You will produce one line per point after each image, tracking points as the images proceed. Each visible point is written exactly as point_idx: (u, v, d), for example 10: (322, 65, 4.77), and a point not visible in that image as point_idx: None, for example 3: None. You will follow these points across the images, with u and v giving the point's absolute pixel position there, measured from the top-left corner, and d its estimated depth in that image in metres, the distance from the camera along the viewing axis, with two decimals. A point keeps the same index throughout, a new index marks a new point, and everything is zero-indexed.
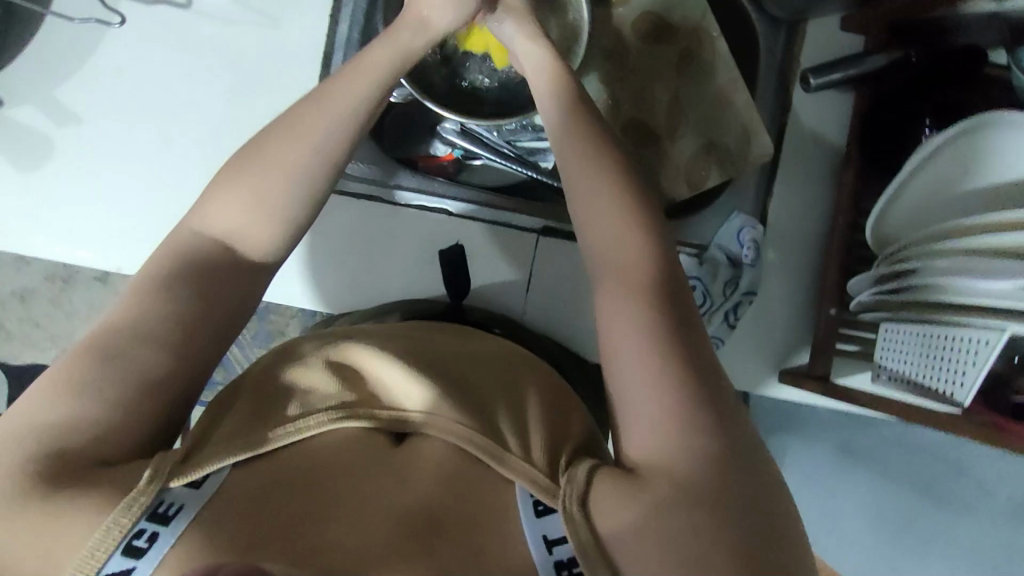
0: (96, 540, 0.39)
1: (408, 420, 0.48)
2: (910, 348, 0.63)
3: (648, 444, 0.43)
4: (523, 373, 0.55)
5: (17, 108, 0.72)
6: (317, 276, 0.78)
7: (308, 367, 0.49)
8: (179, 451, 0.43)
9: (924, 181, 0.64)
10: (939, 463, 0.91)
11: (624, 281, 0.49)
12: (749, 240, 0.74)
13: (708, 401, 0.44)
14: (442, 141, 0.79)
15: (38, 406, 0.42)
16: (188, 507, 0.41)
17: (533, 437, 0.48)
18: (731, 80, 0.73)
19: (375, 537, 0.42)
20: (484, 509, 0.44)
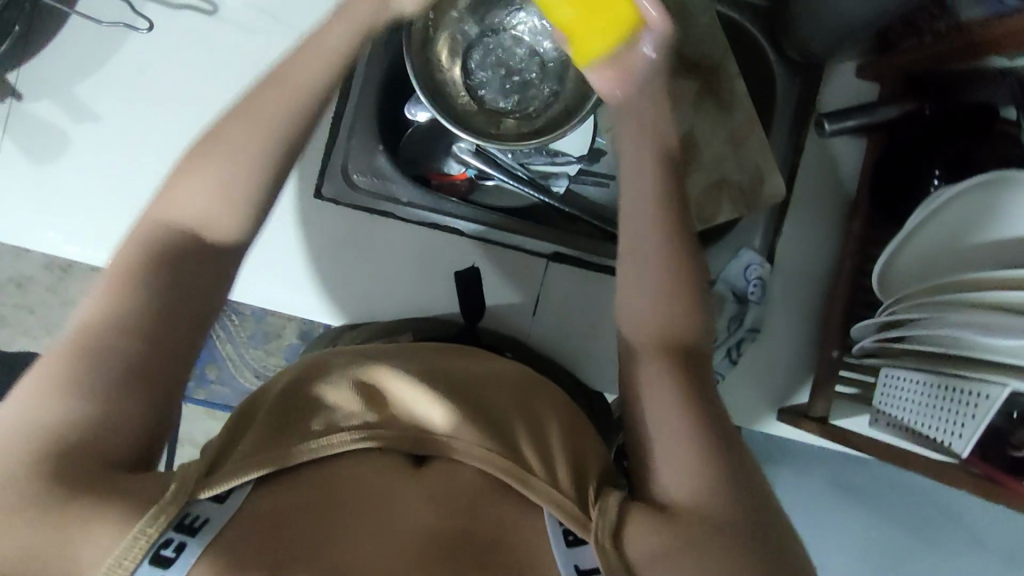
0: (124, 547, 0.40)
1: (435, 441, 0.49)
2: (910, 396, 0.64)
3: (676, 485, 0.45)
4: (540, 398, 0.56)
5: (36, 102, 0.72)
6: (328, 287, 0.79)
7: (336, 387, 0.50)
8: (200, 466, 0.44)
9: (932, 233, 0.65)
10: (930, 506, 0.93)
11: (653, 321, 0.49)
12: (756, 277, 0.75)
13: (727, 438, 0.47)
14: (455, 160, 0.80)
15: (36, 407, 0.41)
16: (213, 520, 0.42)
17: (557, 460, 0.49)
18: (747, 120, 0.74)
19: (402, 554, 0.42)
20: (509, 533, 0.45)
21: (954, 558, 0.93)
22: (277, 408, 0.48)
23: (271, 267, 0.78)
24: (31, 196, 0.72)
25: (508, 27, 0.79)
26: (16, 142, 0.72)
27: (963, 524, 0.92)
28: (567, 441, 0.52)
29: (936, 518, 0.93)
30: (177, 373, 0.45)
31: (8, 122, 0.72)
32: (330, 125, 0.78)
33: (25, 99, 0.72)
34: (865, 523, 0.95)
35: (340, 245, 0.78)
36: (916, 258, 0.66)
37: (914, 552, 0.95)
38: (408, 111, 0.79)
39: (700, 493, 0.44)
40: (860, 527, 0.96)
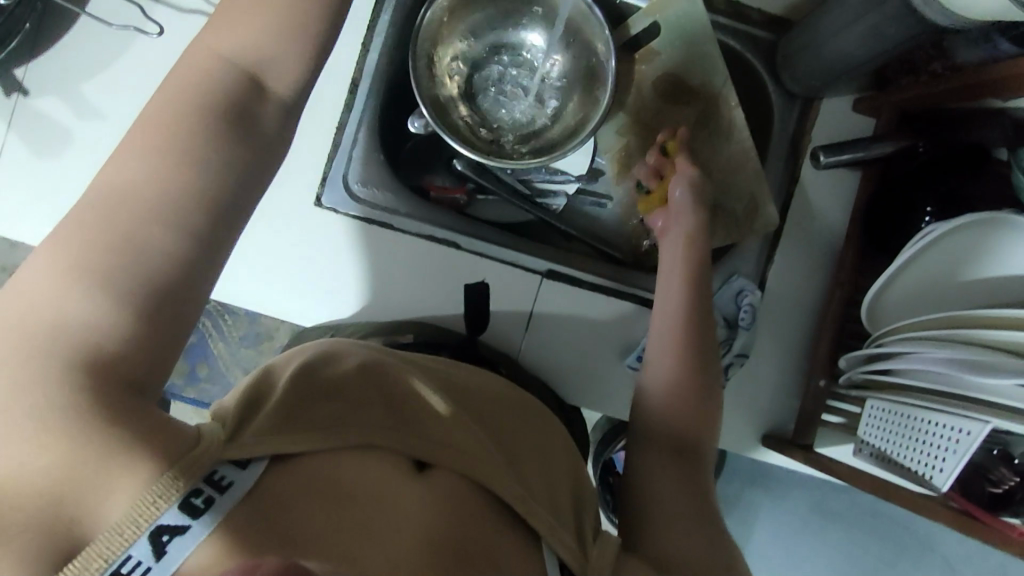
0: (160, 487, 0.40)
1: (437, 451, 0.50)
2: (892, 428, 0.64)
3: (668, 544, 0.52)
4: (533, 426, 0.60)
5: (42, 99, 0.73)
6: (331, 283, 0.77)
7: (348, 386, 0.51)
8: (223, 432, 0.44)
9: (919, 269, 0.66)
10: (909, 535, 0.95)
11: (674, 391, 0.59)
12: (748, 303, 0.76)
13: (707, 511, 0.55)
14: (454, 174, 0.82)
15: (60, 302, 0.39)
16: (238, 484, 0.43)
17: (559, 503, 0.53)
18: (745, 148, 0.75)
19: (405, 558, 0.43)
20: (505, 558, 0.47)
21: None
22: (295, 388, 0.48)
23: (274, 249, 0.76)
24: (33, 191, 0.72)
25: (515, 46, 0.81)
26: (20, 136, 0.73)
27: (941, 553, 0.95)
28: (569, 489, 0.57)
29: (915, 547, 0.95)
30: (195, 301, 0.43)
31: (14, 118, 0.73)
32: (332, 131, 0.77)
33: (31, 95, 0.73)
34: (847, 553, 0.96)
35: (348, 232, 0.76)
36: (905, 291, 0.67)
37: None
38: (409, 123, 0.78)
39: (686, 550, 0.51)
40: (842, 558, 0.96)
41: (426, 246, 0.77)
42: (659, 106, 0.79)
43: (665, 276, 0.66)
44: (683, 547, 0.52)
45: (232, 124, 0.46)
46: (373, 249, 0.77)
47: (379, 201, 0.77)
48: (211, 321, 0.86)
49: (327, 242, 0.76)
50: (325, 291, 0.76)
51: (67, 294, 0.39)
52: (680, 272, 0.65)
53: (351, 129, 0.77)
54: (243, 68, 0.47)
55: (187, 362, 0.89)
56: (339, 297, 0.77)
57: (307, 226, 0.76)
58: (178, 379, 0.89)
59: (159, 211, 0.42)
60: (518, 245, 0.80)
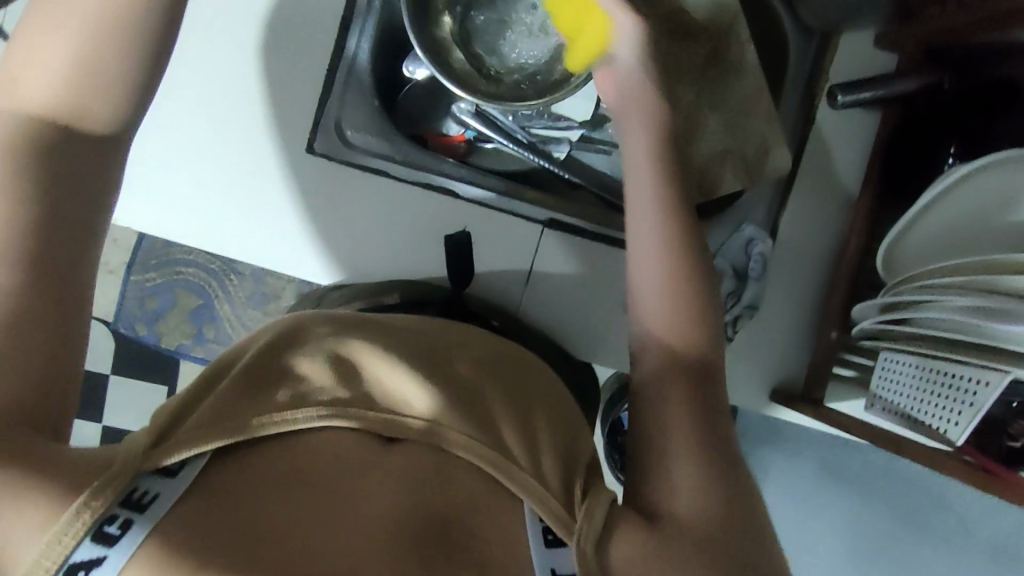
0: (63, 523, 0.36)
1: (406, 421, 0.47)
2: (910, 380, 0.61)
3: (669, 485, 0.43)
4: (524, 387, 0.56)
5: None
6: (325, 244, 0.75)
7: (316, 364, 0.49)
8: (147, 439, 0.41)
9: (946, 209, 0.62)
10: (923, 496, 0.90)
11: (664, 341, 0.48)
12: (758, 254, 0.73)
13: (725, 461, 0.44)
14: (454, 121, 0.78)
15: None
16: (165, 496, 0.40)
17: (545, 462, 0.48)
18: (758, 87, 0.71)
19: (369, 538, 0.41)
20: (481, 532, 0.44)
21: (949, 550, 0.90)
22: (254, 367, 0.47)
23: (235, 208, 0.74)
24: None
25: None
26: None
27: (957, 513, 0.88)
28: (558, 438, 0.52)
29: (929, 508, 0.90)
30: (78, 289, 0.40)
31: None
32: (322, 72, 0.73)
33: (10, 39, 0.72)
34: (858, 512, 0.94)
35: (328, 202, 0.75)
36: (926, 236, 0.63)
37: (904, 541, 0.92)
38: (407, 68, 0.78)
39: (686, 500, 0.43)
40: (854, 517, 0.94)
41: (421, 198, 0.75)
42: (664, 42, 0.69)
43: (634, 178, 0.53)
44: (686, 493, 0.43)
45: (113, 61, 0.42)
46: (341, 211, 0.75)
47: (375, 148, 0.75)
48: (215, 280, 0.87)
49: (286, 189, 0.74)
50: (315, 249, 0.75)
51: None
52: (648, 171, 0.52)
53: (342, 71, 0.74)
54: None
55: (191, 323, 0.89)
56: (312, 253, 0.75)
57: (279, 181, 0.74)
58: (185, 339, 0.90)
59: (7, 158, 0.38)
60: (514, 190, 0.77)
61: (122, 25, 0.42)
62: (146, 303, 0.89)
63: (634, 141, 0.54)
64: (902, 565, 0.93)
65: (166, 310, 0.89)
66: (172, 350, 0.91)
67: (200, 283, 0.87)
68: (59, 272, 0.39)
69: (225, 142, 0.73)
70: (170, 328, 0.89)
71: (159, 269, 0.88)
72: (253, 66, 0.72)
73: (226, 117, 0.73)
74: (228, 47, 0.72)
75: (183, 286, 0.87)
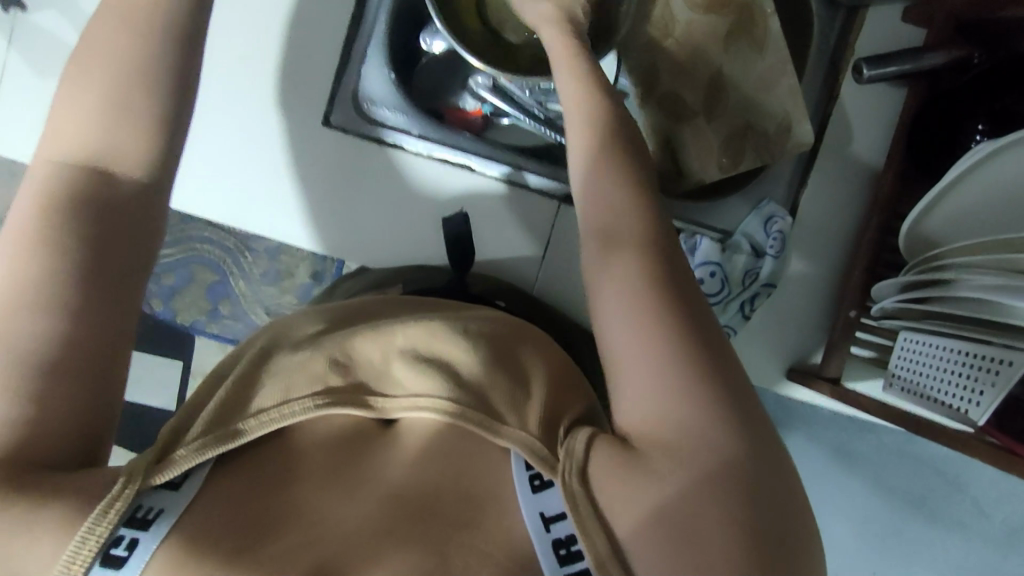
0: (71, 552, 0.39)
1: (403, 406, 0.49)
2: (927, 361, 0.61)
3: (641, 411, 0.43)
4: (523, 347, 0.54)
5: (39, 15, 0.70)
6: (327, 223, 0.75)
7: (300, 355, 0.49)
8: (152, 453, 0.44)
9: (973, 184, 0.60)
10: (938, 478, 0.91)
11: (616, 258, 0.47)
12: (777, 231, 0.72)
13: (730, 397, 0.42)
14: (472, 95, 0.77)
15: (26, 269, 0.41)
16: (167, 511, 0.42)
17: (531, 408, 0.49)
18: (779, 61, 0.70)
19: (366, 516, 0.45)
20: (482, 489, 0.46)
21: (962, 531, 0.92)
22: (252, 364, 0.49)
23: (246, 202, 0.74)
24: (32, 112, 0.70)
25: None
26: (17, 52, 0.70)
27: (970, 494, 0.91)
28: (548, 389, 0.51)
29: (943, 489, 0.91)
30: (129, 296, 0.45)
31: (14, 34, 0.70)
32: (340, 50, 0.74)
33: (29, 10, 0.70)
34: (870, 495, 0.94)
35: (336, 185, 0.75)
36: (950, 214, 0.62)
37: (918, 522, 0.93)
38: (423, 40, 0.77)
39: (667, 431, 0.42)
40: (865, 500, 0.94)
41: (430, 186, 0.76)
42: (650, 44, 0.73)
43: (572, 153, 0.53)
44: (669, 423, 0.42)
45: (162, 71, 0.48)
46: (344, 201, 0.75)
47: (389, 121, 0.75)
48: (231, 257, 0.88)
49: (298, 173, 0.74)
50: (317, 227, 0.75)
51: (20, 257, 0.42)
52: (583, 123, 0.53)
53: (362, 45, 0.74)
54: None
55: (207, 299, 0.90)
56: (324, 231, 0.75)
57: (289, 160, 0.74)
58: (199, 316, 0.91)
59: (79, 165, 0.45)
60: (519, 159, 0.76)
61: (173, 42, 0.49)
62: (161, 278, 0.89)
63: (569, 118, 0.54)
64: (915, 546, 0.94)
65: (182, 285, 0.90)
66: (186, 326, 0.91)
67: (215, 260, 0.88)
68: (113, 279, 0.44)
69: (241, 121, 0.73)
70: (186, 303, 0.90)
71: (174, 245, 0.88)
72: (277, 45, 0.73)
73: (246, 96, 0.73)
74: (250, 31, 0.73)
75: (199, 262, 0.88)
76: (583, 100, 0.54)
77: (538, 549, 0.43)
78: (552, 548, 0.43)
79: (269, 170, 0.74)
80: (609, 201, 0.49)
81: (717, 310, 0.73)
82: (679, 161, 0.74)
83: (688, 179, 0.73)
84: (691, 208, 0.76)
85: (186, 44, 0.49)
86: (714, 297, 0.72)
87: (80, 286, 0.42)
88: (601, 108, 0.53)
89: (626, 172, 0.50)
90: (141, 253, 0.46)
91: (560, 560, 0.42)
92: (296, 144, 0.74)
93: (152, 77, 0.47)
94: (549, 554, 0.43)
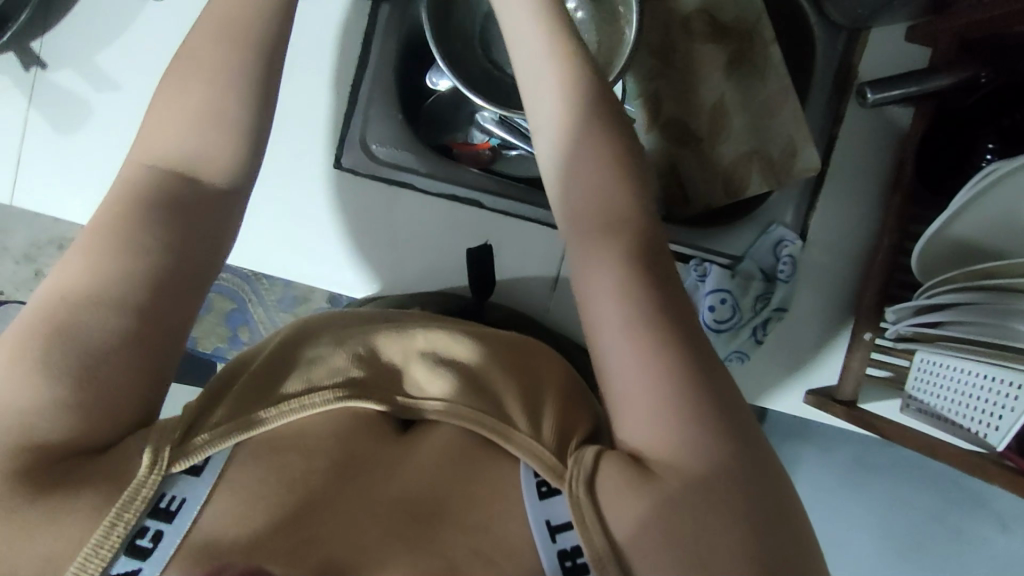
0: (98, 539, 0.39)
1: (418, 408, 0.50)
2: (943, 383, 0.60)
3: (639, 430, 0.43)
4: (538, 360, 0.54)
5: (58, 72, 0.73)
6: (357, 240, 0.75)
7: (323, 350, 0.50)
8: (179, 428, 0.43)
9: (986, 207, 0.60)
10: (957, 492, 0.87)
11: (605, 245, 0.46)
12: (786, 254, 0.72)
13: (719, 404, 0.42)
14: (479, 130, 0.80)
15: (78, 268, 0.42)
16: (190, 501, 0.42)
17: (545, 418, 0.48)
18: (781, 89, 0.71)
19: (375, 523, 0.43)
20: (485, 498, 0.45)
21: (986, 547, 0.85)
22: (278, 355, 0.50)
23: (262, 240, 0.74)
24: (49, 162, 0.73)
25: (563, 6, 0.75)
26: (39, 108, 0.73)
27: (992, 510, 0.85)
28: (558, 400, 0.50)
29: (964, 504, 0.87)
30: (184, 313, 0.44)
31: (35, 93, 0.73)
32: (348, 91, 0.74)
33: (48, 69, 0.73)
34: (885, 509, 0.92)
35: (348, 203, 0.74)
36: (961, 235, 0.61)
37: (937, 539, 0.88)
38: (431, 79, 0.81)
39: (668, 444, 0.41)
40: (880, 513, 0.92)
41: (447, 209, 0.75)
42: (653, 74, 0.75)
43: (543, 144, 0.51)
44: (665, 437, 0.41)
45: (180, 104, 0.46)
46: (370, 225, 0.75)
47: (400, 160, 0.76)
48: (247, 284, 0.85)
49: (313, 212, 0.74)
50: (356, 263, 0.75)
51: (83, 251, 0.42)
52: (556, 93, 0.49)
53: (368, 82, 0.75)
54: (201, 42, 0.48)
55: (225, 326, 0.88)
56: (344, 268, 0.75)
57: (306, 195, 0.74)
58: (220, 343, 0.89)
59: (124, 194, 0.44)
60: (524, 193, 0.77)
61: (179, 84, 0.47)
62: None
63: (540, 123, 0.51)
64: (935, 568, 0.88)
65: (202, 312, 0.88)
66: (207, 354, 0.89)
67: (232, 288, 0.86)
68: (171, 293, 0.43)
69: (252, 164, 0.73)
70: (207, 330, 0.88)
71: None
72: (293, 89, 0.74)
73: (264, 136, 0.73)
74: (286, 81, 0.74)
75: (217, 290, 0.86)
76: (549, 110, 0.50)
77: (543, 555, 0.42)
78: (558, 559, 0.42)
79: (290, 208, 0.74)
80: (589, 213, 0.48)
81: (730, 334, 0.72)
82: (686, 185, 0.75)
83: (694, 204, 0.75)
84: (700, 230, 0.75)
85: None
86: (724, 325, 0.71)
87: (150, 292, 0.42)
88: (582, 111, 0.49)
89: (603, 171, 0.48)
90: (202, 276, 0.45)
91: (565, 570, 0.42)
92: (303, 175, 0.74)
93: (156, 121, 0.47)
94: (553, 561, 0.42)
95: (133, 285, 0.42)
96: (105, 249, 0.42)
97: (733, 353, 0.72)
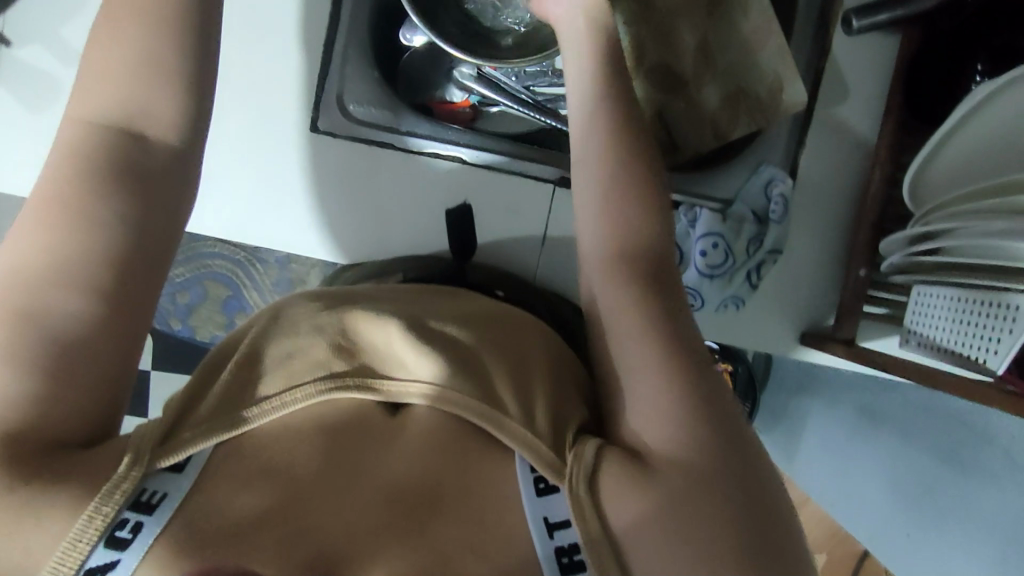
0: (79, 529, 0.39)
1: (396, 392, 0.48)
2: (939, 311, 0.60)
3: (643, 432, 0.45)
4: (521, 334, 0.54)
5: (23, 49, 0.71)
6: (329, 215, 0.73)
7: (301, 338, 0.49)
8: (162, 428, 0.43)
9: (977, 127, 0.59)
10: (959, 427, 0.81)
11: (625, 197, 0.51)
12: (777, 194, 0.70)
13: (709, 399, 0.45)
14: (458, 87, 0.78)
15: (33, 256, 0.41)
16: (171, 496, 0.42)
17: (536, 398, 0.48)
18: (764, 22, 0.69)
19: (366, 512, 0.44)
20: (475, 483, 0.46)
21: None
22: (254, 342, 0.48)
23: (238, 210, 0.73)
24: (23, 143, 0.71)
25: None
26: (6, 86, 0.70)
27: (1002, 445, 0.76)
28: (547, 380, 0.50)
29: (967, 440, 0.80)
30: (152, 297, 0.44)
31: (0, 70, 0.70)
32: (322, 53, 0.72)
33: (12, 45, 0.70)
34: (892, 450, 0.89)
35: (318, 171, 0.73)
36: (955, 157, 0.60)
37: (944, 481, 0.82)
38: (403, 36, 0.77)
39: (668, 440, 0.44)
40: (888, 453, 0.90)
41: (425, 170, 0.74)
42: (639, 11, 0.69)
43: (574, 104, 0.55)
44: (665, 435, 0.44)
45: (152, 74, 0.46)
46: (353, 191, 0.73)
47: (379, 120, 0.74)
48: (241, 270, 0.84)
49: (290, 182, 0.73)
50: (326, 225, 0.73)
51: (45, 234, 0.41)
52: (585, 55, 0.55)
53: (341, 42, 0.72)
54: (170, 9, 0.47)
55: (223, 314, 0.88)
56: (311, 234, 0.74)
57: (281, 162, 0.72)
58: (217, 330, 0.89)
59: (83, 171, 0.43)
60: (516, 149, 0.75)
61: (151, 53, 0.46)
62: (176, 297, 0.87)
63: (574, 86, 0.55)
64: (944, 511, 0.82)
65: (196, 302, 0.88)
66: (207, 343, 0.90)
67: (226, 274, 0.85)
68: (137, 278, 0.43)
69: (227, 134, 0.72)
70: (203, 320, 0.88)
71: (186, 263, 0.85)
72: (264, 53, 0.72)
73: (238, 102, 0.71)
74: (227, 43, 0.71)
75: (211, 278, 0.85)
76: (579, 127, 0.55)
77: (538, 549, 0.43)
78: (554, 555, 0.43)
79: (269, 178, 0.73)
80: (616, 195, 0.51)
81: (726, 279, 0.71)
82: (672, 130, 0.72)
83: (683, 152, 0.72)
84: (683, 180, 0.74)
85: (202, 58, 0.48)
86: (717, 269, 0.70)
87: (113, 273, 0.42)
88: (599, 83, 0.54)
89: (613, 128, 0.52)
90: (169, 250, 0.46)
91: (562, 567, 0.43)
92: (281, 143, 0.72)
93: (126, 90, 0.45)
94: (551, 561, 0.43)
95: (95, 271, 0.42)
96: (69, 231, 0.41)
97: (728, 297, 0.71)
